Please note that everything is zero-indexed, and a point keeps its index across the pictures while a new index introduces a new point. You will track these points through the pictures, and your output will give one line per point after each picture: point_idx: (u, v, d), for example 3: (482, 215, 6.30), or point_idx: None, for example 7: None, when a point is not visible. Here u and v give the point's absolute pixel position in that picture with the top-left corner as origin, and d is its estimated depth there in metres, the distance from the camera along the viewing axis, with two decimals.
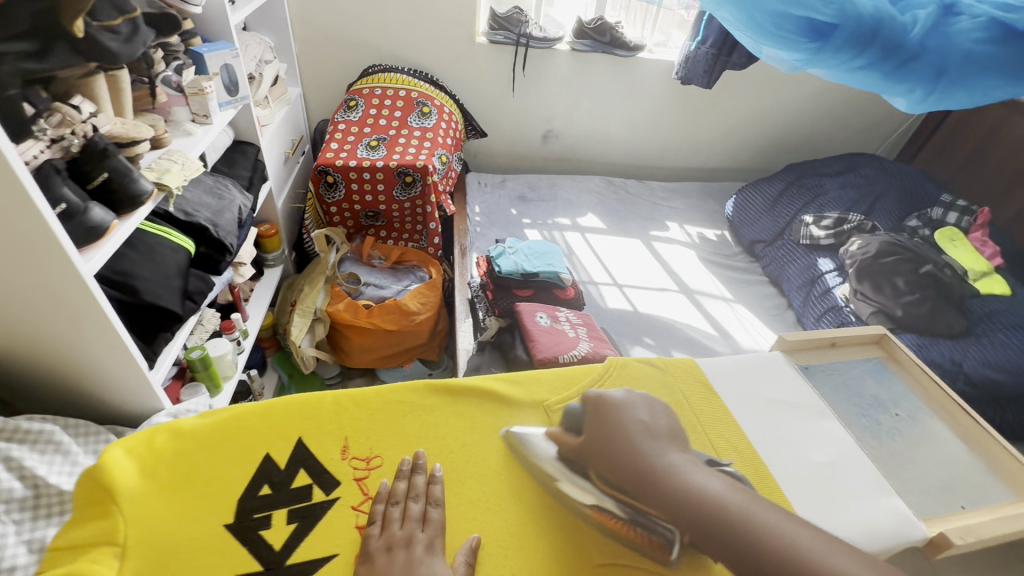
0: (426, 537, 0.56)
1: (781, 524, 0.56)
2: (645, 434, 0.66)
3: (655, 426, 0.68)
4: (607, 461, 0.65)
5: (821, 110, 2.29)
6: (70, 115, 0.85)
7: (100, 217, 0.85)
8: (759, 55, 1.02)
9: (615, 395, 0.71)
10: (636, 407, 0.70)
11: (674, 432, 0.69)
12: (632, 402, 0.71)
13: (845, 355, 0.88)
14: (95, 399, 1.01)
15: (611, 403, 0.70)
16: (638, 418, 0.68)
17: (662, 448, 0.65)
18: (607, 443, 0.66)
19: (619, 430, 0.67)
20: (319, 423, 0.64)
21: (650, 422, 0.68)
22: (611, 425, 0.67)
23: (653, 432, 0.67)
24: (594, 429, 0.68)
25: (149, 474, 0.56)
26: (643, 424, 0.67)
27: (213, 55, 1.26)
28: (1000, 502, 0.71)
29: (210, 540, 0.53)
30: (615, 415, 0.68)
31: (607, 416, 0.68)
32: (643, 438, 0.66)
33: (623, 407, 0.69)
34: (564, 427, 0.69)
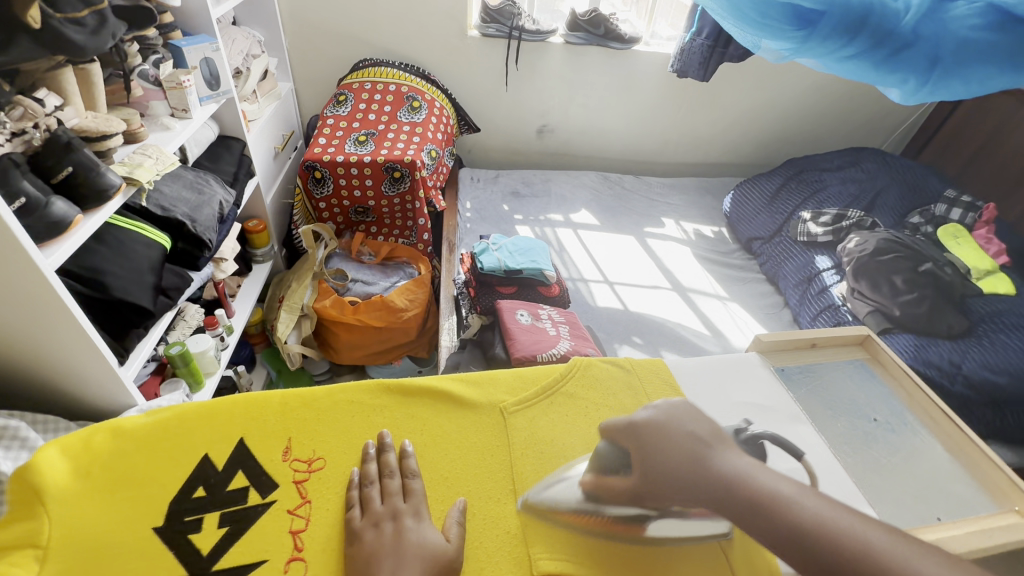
0: (411, 507, 0.55)
1: (866, 533, 0.43)
2: (699, 444, 0.53)
3: (708, 433, 0.55)
4: (657, 491, 0.54)
5: (825, 103, 2.23)
6: (32, 108, 0.85)
7: (62, 212, 0.84)
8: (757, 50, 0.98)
9: (646, 416, 0.59)
10: (681, 421, 0.56)
11: (723, 434, 0.56)
12: (671, 416, 0.58)
13: (825, 358, 0.85)
14: (69, 394, 1.00)
15: (648, 428, 0.57)
16: (685, 435, 0.54)
17: (717, 452, 0.52)
18: (655, 466, 0.54)
19: (670, 452, 0.53)
20: (264, 423, 0.62)
21: (701, 431, 0.55)
22: (661, 448, 0.54)
23: (704, 445, 0.53)
24: (637, 460, 0.56)
25: (81, 475, 0.55)
26: (693, 437, 0.54)
27: (192, 49, 1.25)
28: (980, 513, 0.67)
29: (137, 546, 0.51)
30: (658, 439, 0.55)
31: (647, 437, 0.56)
32: (700, 450, 0.52)
33: (658, 424, 0.57)
34: (598, 469, 0.60)
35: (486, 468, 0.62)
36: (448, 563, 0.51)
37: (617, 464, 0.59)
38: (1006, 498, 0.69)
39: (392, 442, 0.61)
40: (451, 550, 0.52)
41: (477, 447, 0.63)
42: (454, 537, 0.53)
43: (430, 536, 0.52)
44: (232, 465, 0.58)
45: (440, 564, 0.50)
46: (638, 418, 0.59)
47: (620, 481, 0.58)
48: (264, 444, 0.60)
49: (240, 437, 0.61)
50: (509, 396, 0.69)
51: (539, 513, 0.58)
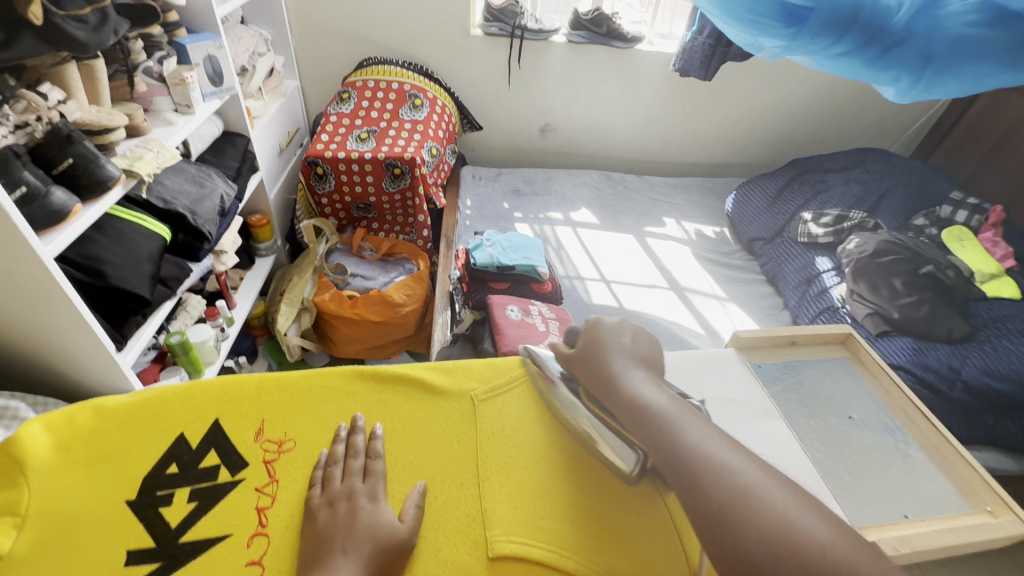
0: (367, 487, 0.57)
1: (700, 434, 0.54)
2: (619, 353, 0.66)
3: (640, 351, 0.68)
4: (581, 369, 0.67)
5: (832, 103, 2.20)
6: (35, 101, 0.88)
7: (61, 201, 0.87)
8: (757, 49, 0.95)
9: (609, 322, 0.72)
10: (620, 336, 0.69)
11: (653, 359, 0.68)
12: (621, 329, 0.71)
13: (805, 356, 0.85)
14: (70, 378, 1.04)
15: (602, 328, 0.71)
16: (613, 337, 0.68)
17: (629, 364, 0.64)
18: (585, 355, 0.68)
19: (599, 348, 0.68)
20: (239, 403, 0.64)
21: (631, 345, 0.68)
22: (595, 344, 0.68)
23: (621, 353, 0.66)
24: (580, 346, 0.70)
25: (62, 449, 0.57)
26: (621, 345, 0.67)
27: (195, 46, 1.28)
28: (949, 514, 0.67)
29: (111, 518, 0.54)
30: (599, 337, 0.69)
31: (594, 334, 0.70)
32: (614, 355, 0.66)
33: (608, 335, 0.69)
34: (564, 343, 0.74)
35: (449, 452, 0.63)
36: (400, 544, 0.52)
37: (575, 342, 0.72)
38: (978, 499, 0.69)
39: (363, 425, 0.63)
40: (403, 532, 0.54)
41: (443, 432, 0.65)
42: (409, 519, 0.55)
43: (384, 517, 0.54)
44: (206, 443, 0.60)
45: (390, 545, 0.52)
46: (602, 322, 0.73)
47: (568, 351, 0.71)
48: (237, 424, 0.62)
49: (215, 416, 0.62)
50: (480, 384, 0.70)
51: (498, 499, 0.59)
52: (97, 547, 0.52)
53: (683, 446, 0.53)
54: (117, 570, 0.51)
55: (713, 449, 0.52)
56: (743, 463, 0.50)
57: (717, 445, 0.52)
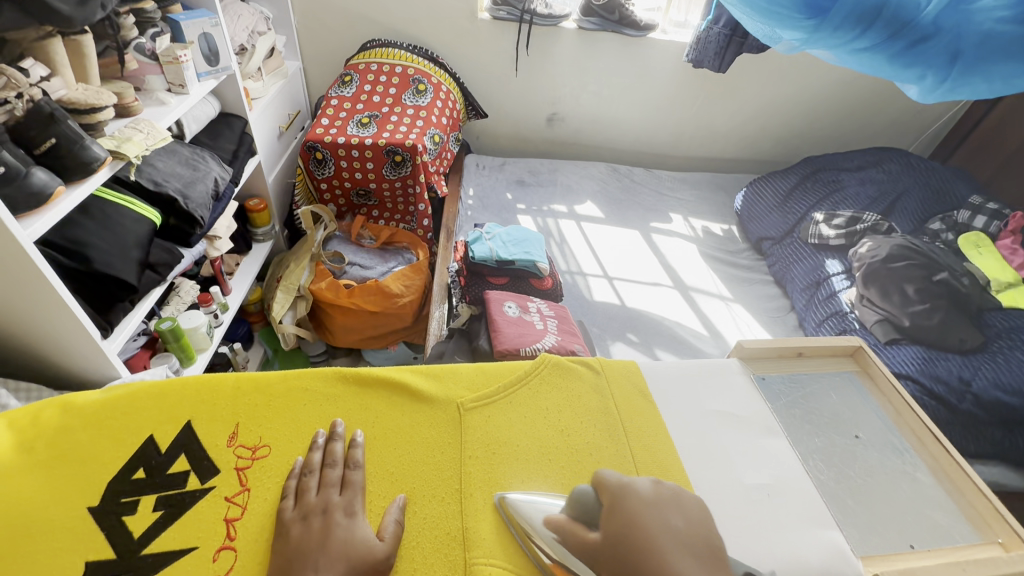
0: (344, 501, 0.54)
1: None
2: (680, 551, 0.48)
3: (695, 541, 0.50)
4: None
5: (850, 99, 2.12)
6: (15, 78, 0.84)
7: (43, 182, 0.84)
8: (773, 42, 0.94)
9: (642, 489, 0.53)
10: (673, 516, 0.51)
11: (715, 551, 0.50)
12: (661, 501, 0.52)
13: (811, 368, 0.81)
14: (53, 363, 1.02)
15: (635, 501, 0.52)
16: (674, 536, 0.49)
17: (699, 574, 0.47)
18: (628, 551, 0.48)
19: (648, 547, 0.48)
20: (213, 406, 0.61)
21: (687, 534, 0.50)
22: (642, 540, 0.49)
23: (685, 559, 0.48)
24: (616, 531, 0.50)
25: (27, 450, 0.55)
26: (678, 537, 0.49)
27: (190, 24, 1.24)
28: (957, 543, 0.64)
29: (70, 524, 0.51)
30: (641, 521, 0.50)
31: (629, 511, 0.51)
32: (684, 567, 0.47)
33: (656, 514, 0.51)
34: (572, 514, 0.54)
35: (434, 464, 0.60)
36: (375, 564, 0.50)
37: (592, 517, 0.53)
38: (988, 530, 0.65)
39: (343, 431, 0.60)
40: (381, 550, 0.51)
41: (428, 443, 0.62)
42: (388, 536, 0.52)
43: (361, 532, 0.52)
44: (176, 447, 0.58)
45: (366, 564, 0.49)
46: (632, 484, 0.54)
47: (586, 536, 0.51)
48: (209, 429, 0.60)
49: (187, 419, 0.60)
50: (468, 392, 0.67)
51: (482, 517, 0.56)
52: (52, 556, 0.49)
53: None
54: None
55: None
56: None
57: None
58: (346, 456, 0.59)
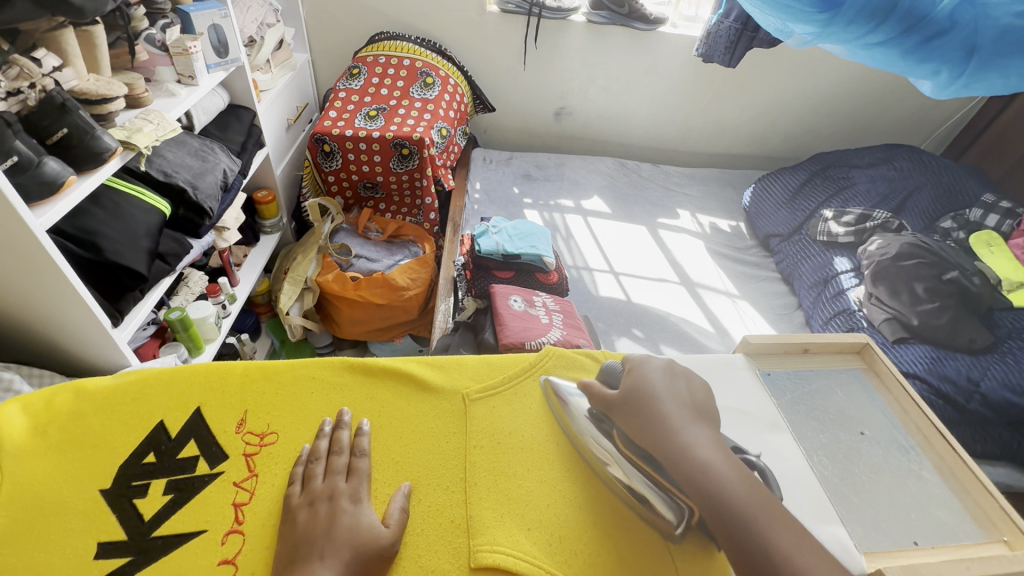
0: (350, 488, 0.55)
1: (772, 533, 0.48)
2: (677, 399, 0.60)
3: (696, 399, 0.62)
4: (626, 414, 0.60)
5: (862, 95, 2.10)
6: (28, 68, 0.85)
7: (55, 171, 0.85)
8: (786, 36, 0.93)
9: (657, 362, 0.65)
10: (676, 379, 0.63)
11: (708, 409, 0.61)
12: (669, 373, 0.64)
13: (818, 365, 0.81)
14: (65, 351, 1.03)
15: (649, 366, 0.64)
16: (670, 386, 0.61)
17: (685, 417, 0.58)
18: (634, 395, 0.60)
19: (651, 394, 0.60)
20: (223, 392, 0.62)
21: (690, 394, 0.62)
22: (647, 390, 0.60)
23: (677, 405, 0.59)
24: (629, 385, 0.62)
25: (40, 434, 0.56)
26: (676, 392, 0.61)
27: (199, 15, 1.25)
28: (962, 541, 0.63)
29: (83, 506, 0.52)
30: (647, 378, 0.62)
31: (640, 373, 0.63)
32: (677, 406, 0.59)
33: (661, 374, 0.63)
34: (600, 381, 0.66)
35: (439, 453, 0.61)
36: (380, 550, 0.51)
37: (615, 381, 0.65)
38: (993, 527, 0.65)
39: (349, 420, 0.61)
40: (386, 537, 0.52)
41: (433, 431, 0.62)
42: (393, 523, 0.53)
43: (366, 519, 0.52)
44: (186, 433, 0.59)
45: (370, 551, 0.50)
46: (653, 359, 0.66)
47: (606, 393, 0.64)
48: (218, 415, 0.60)
49: (197, 405, 0.61)
50: (473, 383, 0.67)
51: (486, 504, 0.57)
52: (66, 539, 0.50)
53: (744, 529, 0.49)
54: (86, 562, 0.49)
55: (784, 548, 0.48)
56: (806, 553, 0.48)
57: (767, 519, 0.49)
58: (352, 444, 0.60)
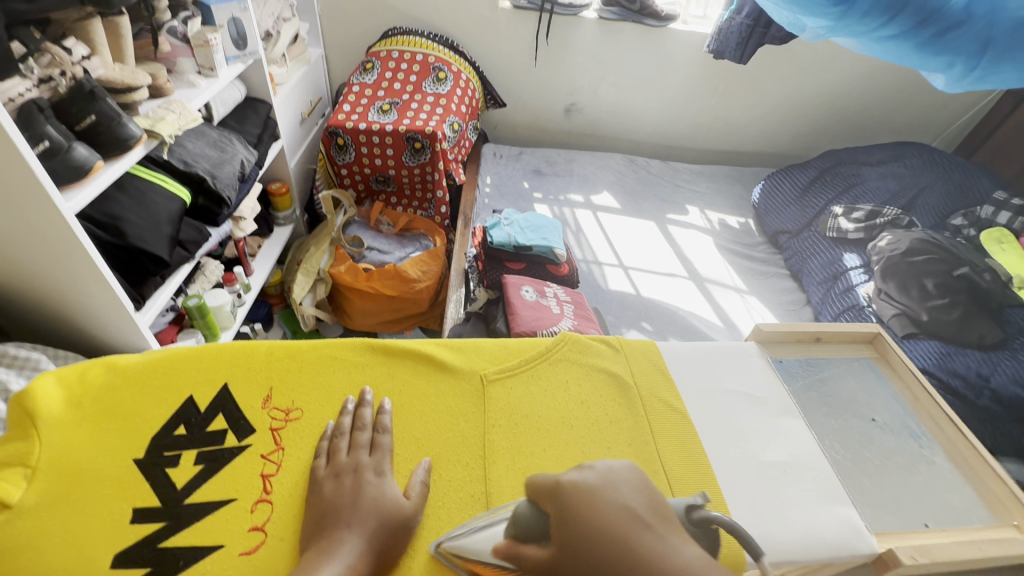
0: (374, 462, 0.56)
1: None
2: (634, 523, 0.42)
3: (644, 506, 0.44)
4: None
5: (872, 93, 2.10)
6: (60, 56, 0.87)
7: (83, 157, 0.88)
8: (797, 29, 0.94)
9: (580, 479, 0.46)
10: (614, 488, 0.45)
11: (666, 508, 0.44)
12: (603, 484, 0.46)
13: (829, 354, 0.82)
14: (88, 334, 1.06)
15: (577, 492, 0.45)
16: (617, 517, 0.42)
17: (658, 537, 0.41)
18: (581, 554, 0.42)
19: (601, 536, 0.41)
20: (249, 370, 0.64)
21: (636, 504, 0.44)
22: (593, 535, 0.41)
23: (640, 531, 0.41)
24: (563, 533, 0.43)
25: (74, 405, 0.58)
26: (627, 511, 0.43)
27: (220, 7, 1.27)
28: (974, 525, 0.66)
29: (118, 473, 0.54)
30: (583, 514, 0.43)
31: (569, 509, 0.44)
32: (638, 537, 0.41)
33: (594, 496, 0.44)
34: (518, 533, 0.47)
35: (458, 432, 0.62)
36: (403, 521, 0.52)
37: (539, 530, 0.46)
38: (1006, 513, 0.67)
39: (372, 399, 0.62)
40: (407, 509, 0.53)
41: (452, 410, 0.64)
42: (414, 495, 0.55)
43: (389, 491, 0.54)
44: (214, 407, 0.60)
45: (394, 520, 0.52)
46: (567, 479, 0.47)
47: (535, 550, 0.45)
48: (245, 391, 0.62)
49: (224, 381, 0.63)
50: (491, 365, 0.69)
51: (504, 483, 0.58)
52: (101, 504, 0.52)
53: None
54: (122, 526, 0.51)
55: None
56: None
57: None
58: (374, 422, 0.61)
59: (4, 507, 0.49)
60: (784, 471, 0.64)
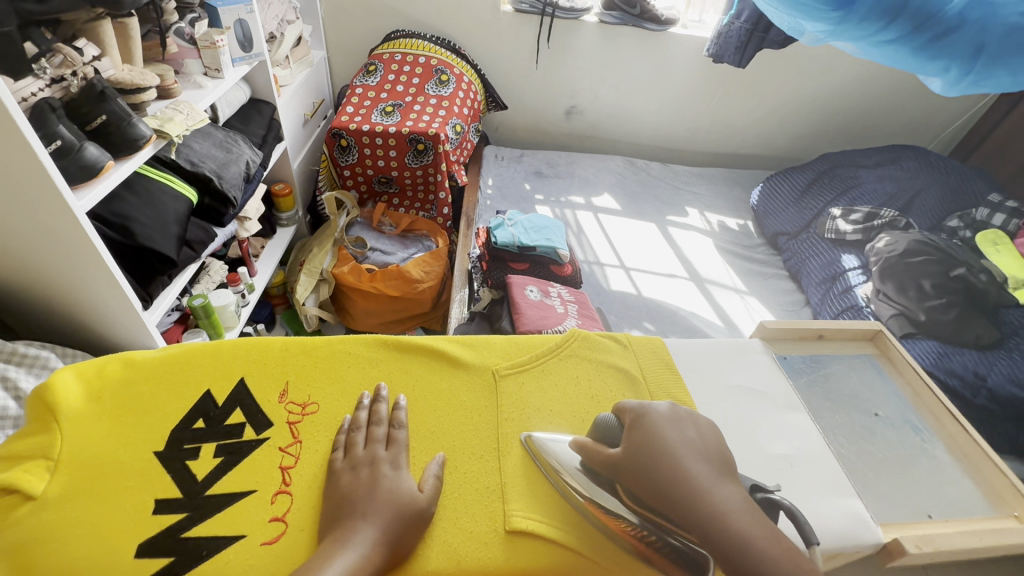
0: (390, 456, 0.57)
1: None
2: (691, 453, 0.54)
3: (706, 446, 0.56)
4: (639, 475, 0.54)
5: (868, 97, 2.13)
6: (72, 57, 0.87)
7: (94, 156, 0.88)
8: (796, 32, 0.97)
9: (659, 411, 0.59)
10: (683, 425, 0.58)
11: (727, 459, 0.56)
12: (677, 420, 0.58)
13: (831, 350, 0.83)
14: (96, 333, 1.06)
15: (653, 416, 0.59)
16: (677, 438, 0.55)
17: (708, 473, 0.53)
18: (641, 456, 0.55)
19: (661, 453, 0.54)
20: (264, 365, 0.65)
21: (698, 441, 0.56)
22: (654, 448, 0.55)
23: (696, 458, 0.54)
24: (631, 441, 0.57)
25: (93, 398, 0.58)
26: (688, 444, 0.55)
27: (226, 10, 1.28)
28: (974, 516, 0.67)
29: (138, 465, 0.54)
30: (653, 433, 0.57)
31: (644, 427, 0.57)
32: (688, 457, 0.54)
33: (664, 424, 0.57)
34: (597, 439, 0.61)
35: (472, 426, 0.63)
36: (418, 513, 0.53)
37: (614, 439, 0.60)
38: (1004, 504, 0.69)
39: (387, 395, 0.63)
40: (423, 500, 0.54)
41: (466, 405, 0.65)
42: (428, 489, 0.55)
43: (405, 484, 0.54)
44: (232, 401, 0.61)
45: (410, 512, 0.52)
46: (650, 409, 0.60)
47: (607, 453, 0.58)
48: (262, 385, 0.63)
49: (242, 376, 0.64)
50: (502, 360, 0.70)
51: (518, 473, 0.60)
52: (123, 495, 0.52)
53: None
54: (145, 517, 0.51)
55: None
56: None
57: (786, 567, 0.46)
58: (390, 416, 0.62)
59: (28, 498, 0.50)
60: (790, 465, 0.65)
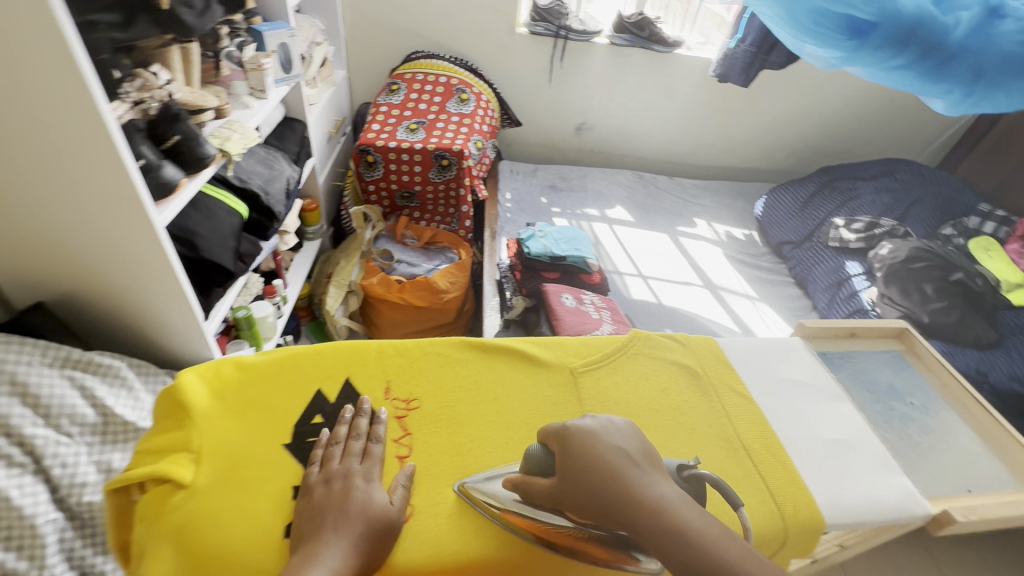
0: (364, 468, 0.58)
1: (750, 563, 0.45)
2: (625, 461, 0.53)
3: (635, 450, 0.55)
4: (579, 498, 0.53)
5: (861, 113, 2.26)
6: (149, 80, 0.92)
7: (171, 175, 0.93)
8: (799, 52, 1.03)
9: (583, 424, 0.58)
10: (611, 433, 0.56)
11: (654, 454, 0.56)
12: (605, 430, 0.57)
13: (862, 346, 0.91)
14: (156, 343, 1.10)
15: (580, 433, 0.57)
16: (614, 452, 0.54)
17: (644, 476, 0.52)
18: (578, 477, 0.54)
19: (596, 469, 0.53)
20: (364, 366, 0.70)
21: (628, 448, 0.55)
22: (589, 467, 0.53)
23: (628, 463, 0.53)
24: (565, 466, 0.55)
25: (217, 397, 0.63)
26: (621, 453, 0.54)
27: (271, 34, 1.34)
28: (1007, 489, 0.76)
29: (271, 456, 0.59)
30: (586, 452, 0.55)
31: (574, 446, 0.56)
32: (624, 466, 0.53)
33: (594, 438, 0.56)
34: (532, 471, 0.58)
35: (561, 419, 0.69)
36: (390, 525, 0.54)
37: (547, 467, 0.58)
38: None
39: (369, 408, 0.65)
40: (394, 511, 0.55)
41: (550, 400, 0.71)
42: (397, 500, 0.57)
43: (377, 496, 0.55)
44: (343, 398, 0.66)
45: (381, 524, 0.53)
46: (573, 425, 0.58)
47: (541, 481, 0.56)
48: (366, 383, 0.68)
49: (346, 375, 0.69)
50: (577, 359, 0.76)
51: None
52: (262, 482, 0.57)
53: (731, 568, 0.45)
54: (286, 500, 0.56)
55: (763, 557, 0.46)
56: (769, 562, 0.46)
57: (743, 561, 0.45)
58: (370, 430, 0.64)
59: (182, 486, 0.55)
60: (842, 446, 0.73)
